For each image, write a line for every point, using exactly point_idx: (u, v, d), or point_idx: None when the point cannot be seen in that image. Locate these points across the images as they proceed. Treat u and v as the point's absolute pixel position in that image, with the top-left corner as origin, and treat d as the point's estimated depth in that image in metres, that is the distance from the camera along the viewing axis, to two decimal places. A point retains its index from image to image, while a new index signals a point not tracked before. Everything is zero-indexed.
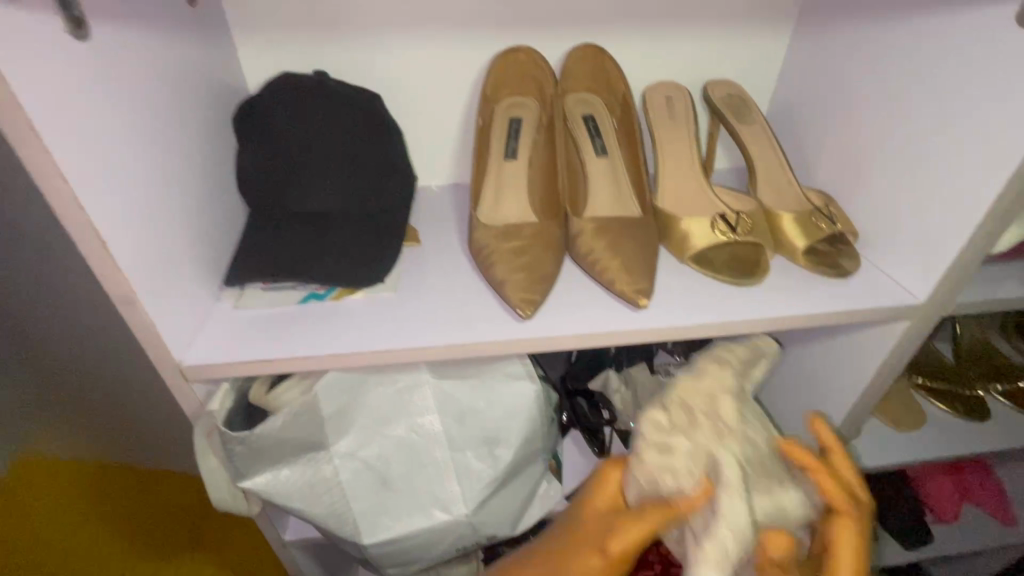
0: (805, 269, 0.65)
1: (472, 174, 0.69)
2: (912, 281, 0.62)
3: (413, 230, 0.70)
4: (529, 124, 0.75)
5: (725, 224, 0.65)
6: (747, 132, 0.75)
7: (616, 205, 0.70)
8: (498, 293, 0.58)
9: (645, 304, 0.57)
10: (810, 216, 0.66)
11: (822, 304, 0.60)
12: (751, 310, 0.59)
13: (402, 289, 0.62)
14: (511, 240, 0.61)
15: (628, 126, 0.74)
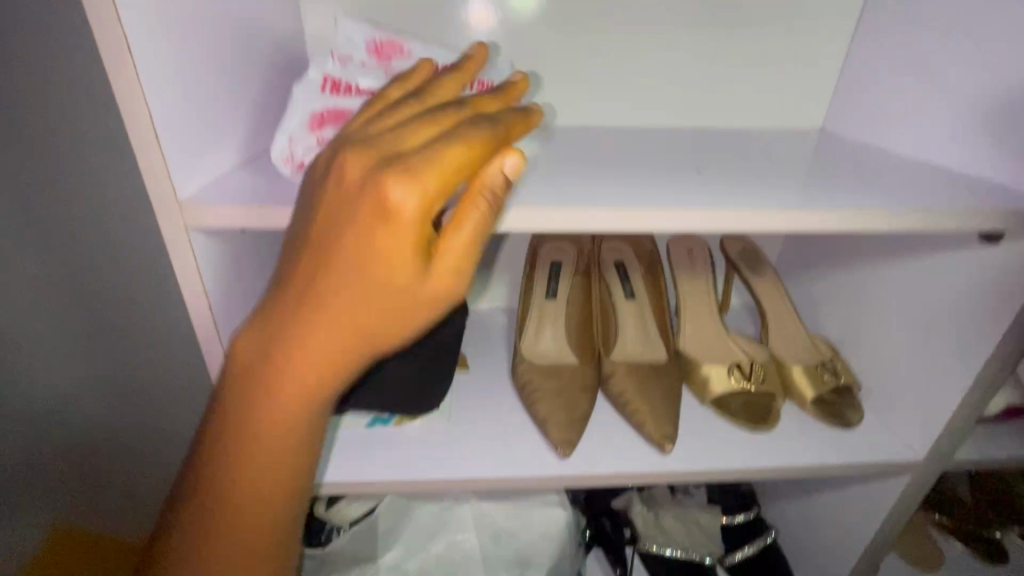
0: (815, 418, 0.72)
1: (519, 313, 0.80)
2: (912, 439, 0.68)
3: (464, 358, 0.80)
4: (567, 267, 0.86)
5: (741, 373, 0.73)
6: (759, 283, 0.85)
7: (644, 346, 0.80)
8: (541, 429, 0.67)
9: (671, 449, 0.65)
10: (817, 369, 0.74)
11: (830, 455, 0.67)
12: (764, 457, 0.66)
13: (455, 417, 0.70)
14: (553, 379, 0.71)
15: (654, 275, 0.85)
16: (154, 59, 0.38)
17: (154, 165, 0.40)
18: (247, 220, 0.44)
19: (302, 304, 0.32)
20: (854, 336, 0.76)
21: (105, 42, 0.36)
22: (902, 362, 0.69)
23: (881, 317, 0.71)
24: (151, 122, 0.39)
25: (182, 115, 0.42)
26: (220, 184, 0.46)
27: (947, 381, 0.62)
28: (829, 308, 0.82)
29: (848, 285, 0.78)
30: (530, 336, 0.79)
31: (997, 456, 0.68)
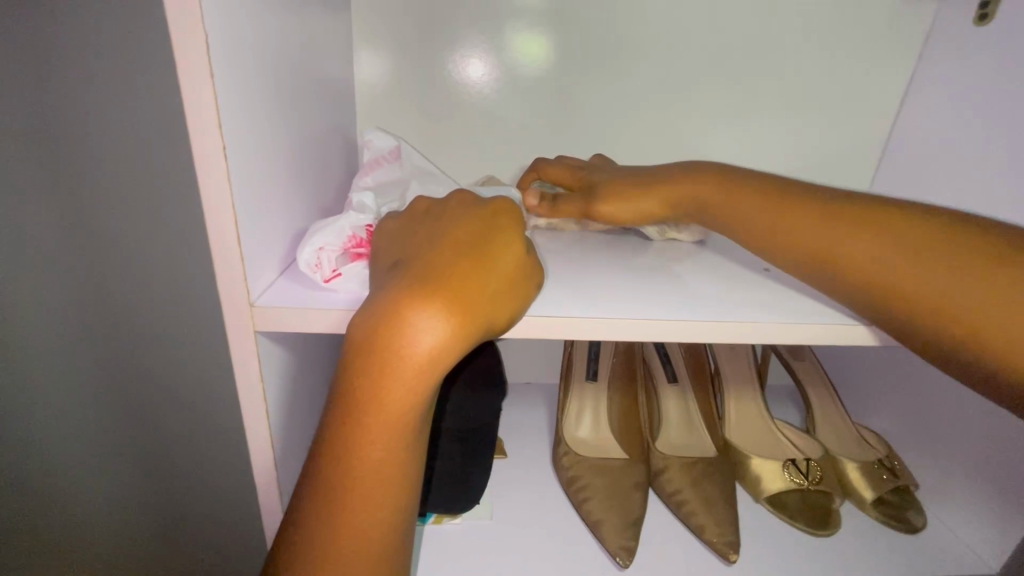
0: (876, 520, 0.69)
1: (560, 397, 0.77)
2: (981, 547, 0.64)
3: (501, 442, 0.76)
4: (606, 346, 0.83)
5: (797, 470, 0.70)
6: (801, 367, 0.83)
7: (690, 435, 0.76)
8: (595, 533, 0.63)
9: (735, 558, 0.61)
10: (874, 466, 0.71)
11: (895, 565, 0.63)
12: (829, 568, 0.62)
13: (498, 514, 0.66)
14: (603, 475, 0.67)
15: (696, 356, 0.82)
16: (241, 163, 0.37)
17: (232, 271, 0.38)
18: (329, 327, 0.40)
19: (364, 421, 0.34)
20: (905, 428, 0.74)
21: (200, 149, 0.35)
22: (957, 461, 0.67)
23: (933, 412, 0.70)
24: (235, 226, 0.37)
25: (257, 216, 0.40)
26: (289, 285, 0.43)
27: (1018, 488, 0.59)
28: (871, 396, 0.80)
29: (891, 373, 0.76)
30: (571, 422, 0.76)
31: None
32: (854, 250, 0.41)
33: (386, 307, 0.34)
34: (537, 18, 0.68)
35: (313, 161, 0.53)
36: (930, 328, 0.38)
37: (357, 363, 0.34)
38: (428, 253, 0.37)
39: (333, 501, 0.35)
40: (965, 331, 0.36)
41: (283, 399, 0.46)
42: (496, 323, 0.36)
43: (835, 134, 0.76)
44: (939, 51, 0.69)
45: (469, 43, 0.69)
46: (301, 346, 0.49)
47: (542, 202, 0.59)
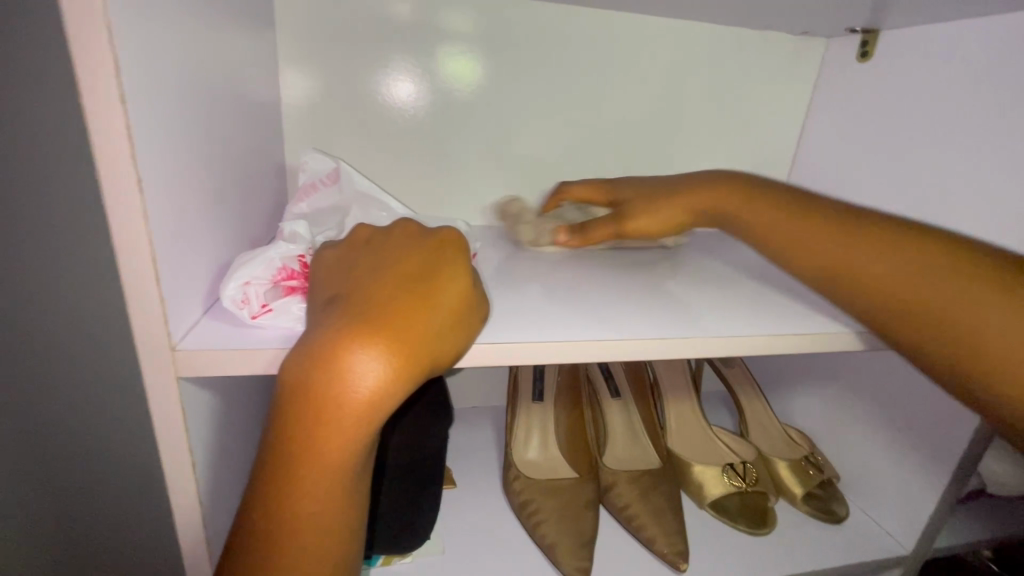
0: (806, 515, 0.73)
1: (508, 420, 0.76)
2: (899, 532, 0.70)
3: (449, 471, 0.74)
4: (551, 366, 0.84)
5: (735, 474, 0.73)
6: (732, 374, 0.87)
7: (635, 448, 0.78)
8: (550, 557, 0.62)
9: (685, 566, 0.62)
10: (801, 463, 0.76)
11: (828, 557, 0.67)
12: (770, 566, 0.65)
13: (450, 548, 0.64)
14: (554, 497, 0.67)
15: (636, 370, 0.84)
16: (158, 193, 0.35)
17: (150, 310, 0.35)
18: (261, 367, 0.37)
19: (300, 472, 0.32)
20: (828, 426, 0.80)
21: (108, 179, 0.32)
22: (871, 454, 0.73)
23: (851, 408, 0.76)
24: (153, 262, 0.34)
25: (178, 251, 0.37)
26: (216, 324, 0.40)
27: (924, 475, 0.66)
28: (796, 398, 0.86)
29: (813, 376, 0.83)
30: (519, 444, 0.76)
31: (961, 544, 0.72)
32: (854, 259, 0.42)
33: (321, 350, 0.32)
34: (469, 45, 0.69)
35: (239, 188, 0.50)
36: (898, 324, 0.40)
37: (293, 409, 0.32)
38: (367, 288, 0.35)
39: (271, 554, 0.33)
40: (880, 288, 0.41)
41: (212, 449, 0.42)
42: (440, 361, 0.35)
43: (749, 157, 0.83)
44: (834, 83, 0.78)
45: (399, 68, 0.68)
46: (231, 388, 0.46)
47: (572, 234, 0.59)
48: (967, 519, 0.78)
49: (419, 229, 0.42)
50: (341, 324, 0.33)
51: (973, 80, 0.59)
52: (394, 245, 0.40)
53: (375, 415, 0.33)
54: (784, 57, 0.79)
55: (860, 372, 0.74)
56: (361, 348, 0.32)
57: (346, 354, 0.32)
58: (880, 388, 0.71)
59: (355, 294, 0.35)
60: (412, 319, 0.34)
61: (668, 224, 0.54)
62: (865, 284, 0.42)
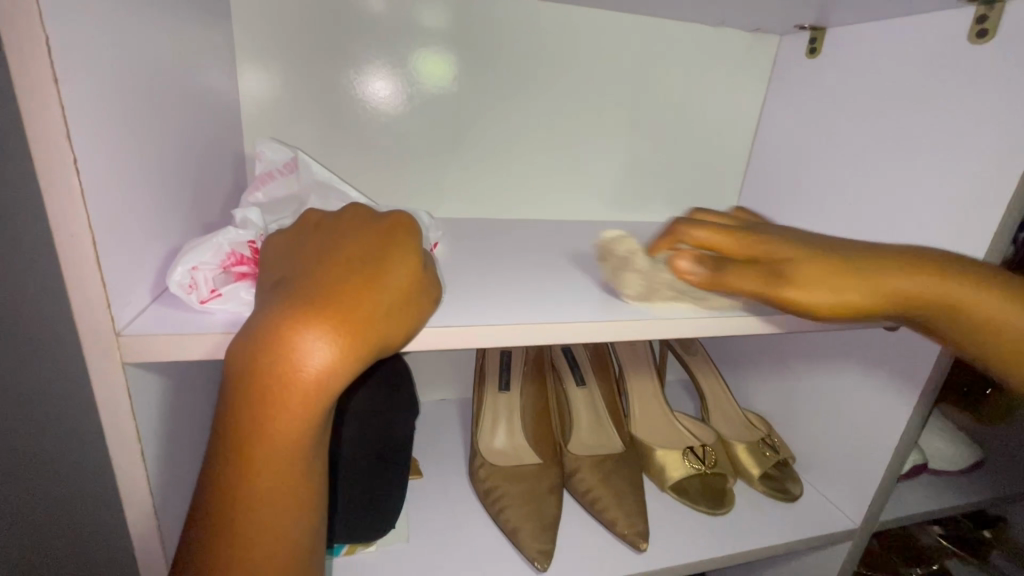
0: (762, 494, 0.76)
1: (474, 410, 0.77)
2: (848, 508, 0.73)
3: (416, 462, 0.75)
4: (517, 356, 0.84)
5: (694, 456, 0.75)
6: (693, 361, 0.90)
7: (599, 434, 0.80)
8: (514, 541, 0.63)
9: (645, 546, 0.64)
10: (757, 445, 0.79)
11: (782, 532, 0.70)
12: (728, 543, 0.68)
13: (415, 536, 0.64)
14: (519, 483, 0.68)
15: (600, 359, 0.86)
16: (97, 174, 0.34)
17: (91, 293, 0.34)
18: (209, 351, 0.37)
19: (250, 453, 0.32)
20: (784, 410, 0.83)
21: (42, 157, 0.31)
22: (822, 434, 0.77)
23: (805, 391, 0.79)
24: (92, 243, 0.33)
25: (122, 234, 0.37)
26: (165, 310, 0.40)
27: (870, 451, 0.69)
28: (754, 383, 0.89)
29: (770, 362, 0.86)
30: (485, 432, 0.77)
31: (906, 515, 0.77)
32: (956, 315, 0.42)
33: (266, 331, 0.32)
34: (438, 43, 0.70)
35: (190, 175, 0.49)
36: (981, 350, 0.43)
37: (241, 392, 0.33)
38: (313, 272, 0.36)
39: (223, 531, 0.33)
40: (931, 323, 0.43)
41: (162, 437, 0.42)
42: (389, 341, 0.36)
43: (707, 150, 0.86)
44: (786, 79, 0.81)
45: (374, 70, 0.69)
46: (183, 376, 0.45)
47: (700, 267, 0.44)
48: (912, 492, 0.82)
49: (367, 215, 0.42)
50: (284, 309, 0.33)
51: (910, 75, 0.63)
52: (340, 232, 0.40)
53: (320, 398, 0.33)
54: (739, 53, 0.81)
55: (812, 356, 0.77)
56: (305, 330, 0.32)
57: (291, 337, 0.32)
58: (831, 371, 0.74)
59: (300, 279, 0.35)
60: (356, 304, 0.34)
61: (847, 312, 0.42)
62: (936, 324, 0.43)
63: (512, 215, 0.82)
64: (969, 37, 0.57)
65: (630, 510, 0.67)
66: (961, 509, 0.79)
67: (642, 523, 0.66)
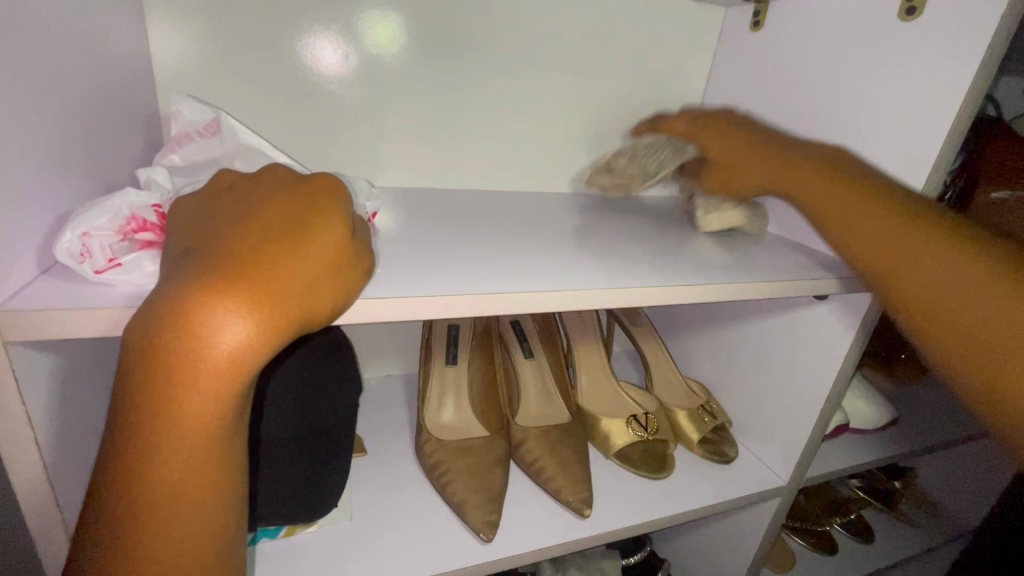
0: (700, 457, 0.80)
1: (419, 385, 0.76)
2: (778, 467, 0.78)
3: (359, 439, 0.73)
4: (465, 330, 0.83)
5: (638, 424, 0.77)
6: (638, 332, 0.92)
7: (546, 405, 0.80)
8: (460, 515, 0.63)
9: (589, 512, 0.66)
10: (697, 411, 0.82)
11: (718, 492, 0.74)
12: (669, 504, 0.71)
13: (359, 515, 0.63)
14: (466, 455, 0.68)
15: (549, 332, 0.86)
16: None
17: None
18: (105, 327, 0.33)
19: (153, 441, 0.29)
20: (722, 376, 0.87)
21: None
22: (756, 397, 0.80)
23: (741, 356, 0.83)
24: None
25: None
26: (56, 283, 0.36)
27: (798, 412, 0.74)
28: (695, 352, 0.92)
29: (711, 331, 0.89)
30: (431, 407, 0.76)
31: (828, 470, 0.82)
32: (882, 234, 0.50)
33: (168, 304, 0.29)
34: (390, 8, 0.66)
35: (92, 131, 0.44)
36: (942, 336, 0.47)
37: (138, 374, 0.29)
38: (224, 241, 0.33)
39: (121, 528, 0.29)
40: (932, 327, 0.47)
41: (58, 422, 0.38)
42: (314, 314, 0.33)
43: (653, 122, 0.86)
44: (730, 53, 0.81)
45: (321, 30, 0.64)
46: (83, 355, 0.41)
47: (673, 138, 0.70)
48: (833, 448, 0.88)
49: (290, 178, 0.39)
50: (190, 281, 0.30)
51: (847, 53, 0.64)
52: (259, 196, 0.36)
53: (233, 379, 0.30)
54: (687, 23, 0.81)
55: (748, 324, 0.81)
56: (216, 305, 0.30)
57: (199, 312, 0.29)
58: (767, 338, 0.78)
59: (213, 246, 0.32)
60: (274, 275, 0.32)
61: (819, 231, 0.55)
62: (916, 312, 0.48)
63: (457, 184, 0.79)
64: (900, 14, 0.59)
65: (577, 478, 0.68)
66: (875, 464, 0.87)
67: (587, 490, 0.67)
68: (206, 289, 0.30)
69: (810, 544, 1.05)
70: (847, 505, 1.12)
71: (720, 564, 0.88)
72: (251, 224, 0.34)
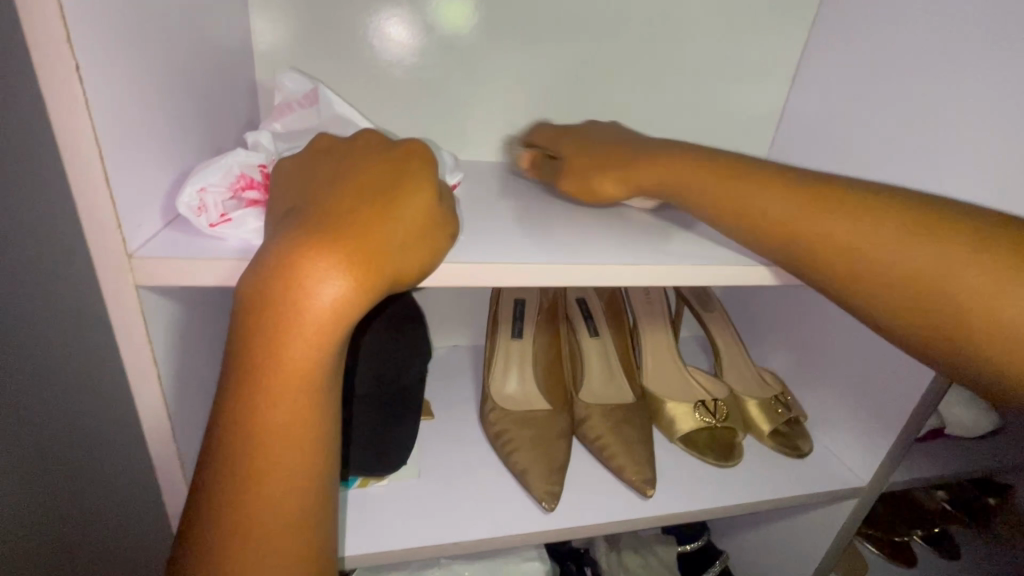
0: (771, 449, 0.76)
1: (486, 356, 0.77)
2: (858, 468, 0.73)
3: (427, 403, 0.76)
4: (531, 306, 0.84)
5: (706, 410, 0.75)
6: (709, 317, 0.88)
7: (611, 385, 0.80)
8: (523, 482, 0.64)
9: (652, 493, 0.65)
10: (770, 401, 0.78)
11: (790, 487, 0.70)
12: (736, 493, 0.68)
13: (427, 473, 0.66)
14: (530, 427, 0.69)
15: (616, 312, 0.85)
16: (105, 87, 0.33)
17: (104, 215, 0.34)
18: (221, 277, 0.37)
19: (263, 385, 0.32)
20: (801, 369, 0.82)
21: (41, 64, 0.30)
22: (838, 393, 0.75)
23: (822, 348, 0.77)
24: (101, 159, 0.33)
25: (134, 156, 0.36)
26: (178, 236, 0.39)
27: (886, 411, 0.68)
28: (770, 342, 0.88)
29: (790, 321, 0.83)
30: (496, 379, 0.77)
31: (916, 476, 0.76)
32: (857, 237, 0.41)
33: (276, 258, 0.32)
34: None
35: (206, 102, 0.47)
36: (931, 322, 0.38)
37: (250, 322, 0.32)
38: (325, 202, 0.35)
39: (234, 463, 0.32)
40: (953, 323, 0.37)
41: (177, 360, 0.42)
42: (404, 272, 0.35)
43: (753, 93, 0.78)
44: (830, 16, 0.72)
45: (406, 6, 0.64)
46: (197, 306, 0.45)
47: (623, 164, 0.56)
48: (923, 453, 0.81)
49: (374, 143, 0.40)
50: (295, 239, 0.32)
51: None
52: (349, 161, 0.38)
53: (331, 332, 0.32)
54: None
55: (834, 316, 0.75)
56: (320, 260, 0.32)
57: (306, 268, 0.31)
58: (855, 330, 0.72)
59: (313, 207, 0.34)
60: (370, 234, 0.33)
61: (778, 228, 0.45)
62: (900, 291, 0.39)
63: None
64: None
65: (641, 461, 0.67)
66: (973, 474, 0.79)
67: (652, 471, 0.66)
68: (309, 247, 0.32)
69: (886, 554, 0.98)
70: (930, 517, 1.04)
71: (784, 561, 0.85)
72: (344, 186, 0.36)
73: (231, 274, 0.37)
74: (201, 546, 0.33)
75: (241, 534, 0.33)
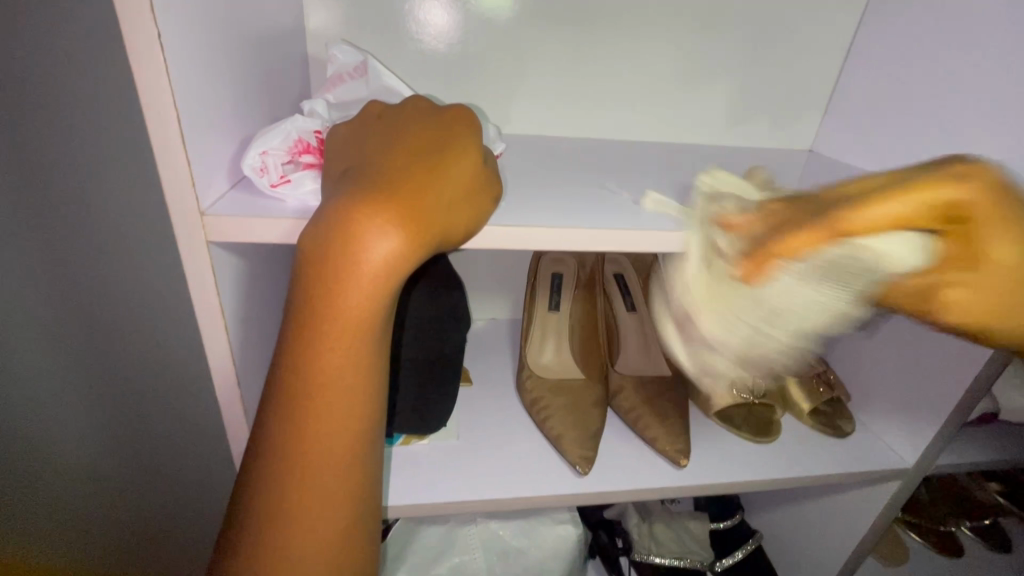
0: (810, 428, 0.75)
1: (523, 326, 0.79)
2: (903, 450, 0.71)
3: (465, 370, 0.79)
4: (569, 279, 0.85)
5: (743, 386, 0.75)
6: None
7: (647, 359, 0.80)
8: (557, 447, 0.66)
9: (685, 463, 0.66)
10: (811, 380, 0.77)
11: (829, 465, 0.69)
12: (772, 469, 0.68)
13: (464, 435, 0.69)
14: (564, 395, 0.71)
15: (654, 287, 0.85)
16: (180, 53, 0.35)
17: (180, 173, 0.37)
18: (281, 233, 0.40)
19: (322, 332, 0.35)
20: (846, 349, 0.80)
21: (127, 31, 0.33)
22: (884, 374, 0.73)
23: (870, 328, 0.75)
24: (178, 121, 0.36)
25: (205, 119, 0.39)
26: (242, 196, 0.43)
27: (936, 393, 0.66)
28: None
29: None
30: (533, 349, 0.79)
31: (965, 462, 0.73)
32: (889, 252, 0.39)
33: (333, 216, 0.34)
34: None
35: (264, 73, 0.50)
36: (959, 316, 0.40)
37: (309, 274, 0.34)
38: (377, 165, 0.36)
39: (295, 404, 0.35)
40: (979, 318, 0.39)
41: (240, 314, 0.46)
42: (450, 233, 0.37)
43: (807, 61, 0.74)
44: None
45: None
46: (257, 265, 0.49)
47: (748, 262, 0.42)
48: (976, 440, 0.78)
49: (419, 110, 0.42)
50: (350, 200, 0.34)
51: None
52: (397, 127, 0.40)
53: (383, 287, 0.35)
54: None
55: None
56: (374, 218, 0.34)
57: (361, 224, 0.33)
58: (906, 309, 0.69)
59: (366, 170, 0.36)
60: (420, 195, 0.35)
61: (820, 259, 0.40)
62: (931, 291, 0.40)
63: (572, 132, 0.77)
64: None
65: (674, 431, 0.68)
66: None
67: (685, 442, 0.67)
68: (364, 205, 0.34)
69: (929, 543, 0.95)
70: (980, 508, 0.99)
71: (819, 541, 0.84)
72: (394, 151, 0.37)
73: (290, 231, 0.39)
74: (264, 478, 0.36)
75: (300, 469, 0.35)
